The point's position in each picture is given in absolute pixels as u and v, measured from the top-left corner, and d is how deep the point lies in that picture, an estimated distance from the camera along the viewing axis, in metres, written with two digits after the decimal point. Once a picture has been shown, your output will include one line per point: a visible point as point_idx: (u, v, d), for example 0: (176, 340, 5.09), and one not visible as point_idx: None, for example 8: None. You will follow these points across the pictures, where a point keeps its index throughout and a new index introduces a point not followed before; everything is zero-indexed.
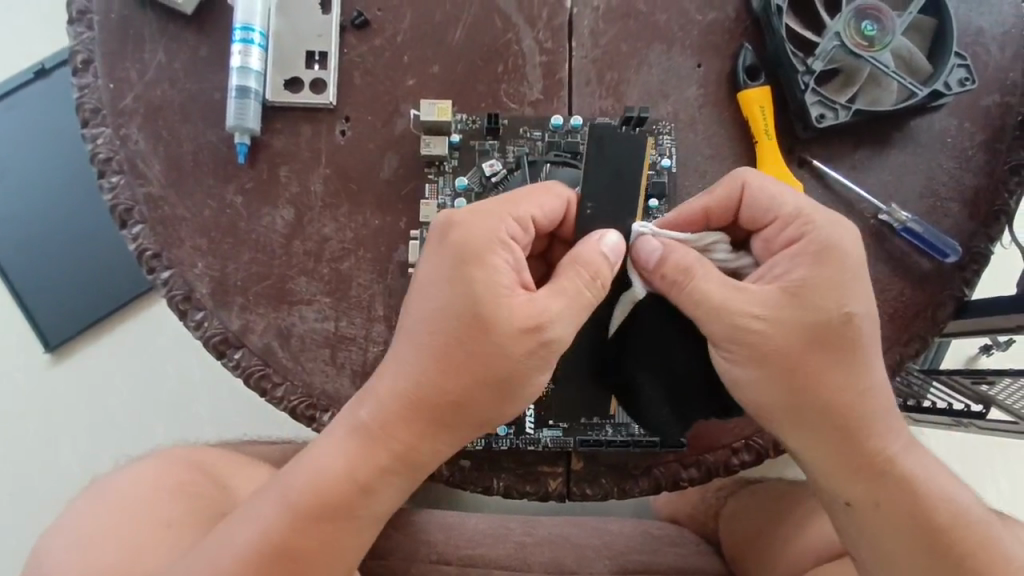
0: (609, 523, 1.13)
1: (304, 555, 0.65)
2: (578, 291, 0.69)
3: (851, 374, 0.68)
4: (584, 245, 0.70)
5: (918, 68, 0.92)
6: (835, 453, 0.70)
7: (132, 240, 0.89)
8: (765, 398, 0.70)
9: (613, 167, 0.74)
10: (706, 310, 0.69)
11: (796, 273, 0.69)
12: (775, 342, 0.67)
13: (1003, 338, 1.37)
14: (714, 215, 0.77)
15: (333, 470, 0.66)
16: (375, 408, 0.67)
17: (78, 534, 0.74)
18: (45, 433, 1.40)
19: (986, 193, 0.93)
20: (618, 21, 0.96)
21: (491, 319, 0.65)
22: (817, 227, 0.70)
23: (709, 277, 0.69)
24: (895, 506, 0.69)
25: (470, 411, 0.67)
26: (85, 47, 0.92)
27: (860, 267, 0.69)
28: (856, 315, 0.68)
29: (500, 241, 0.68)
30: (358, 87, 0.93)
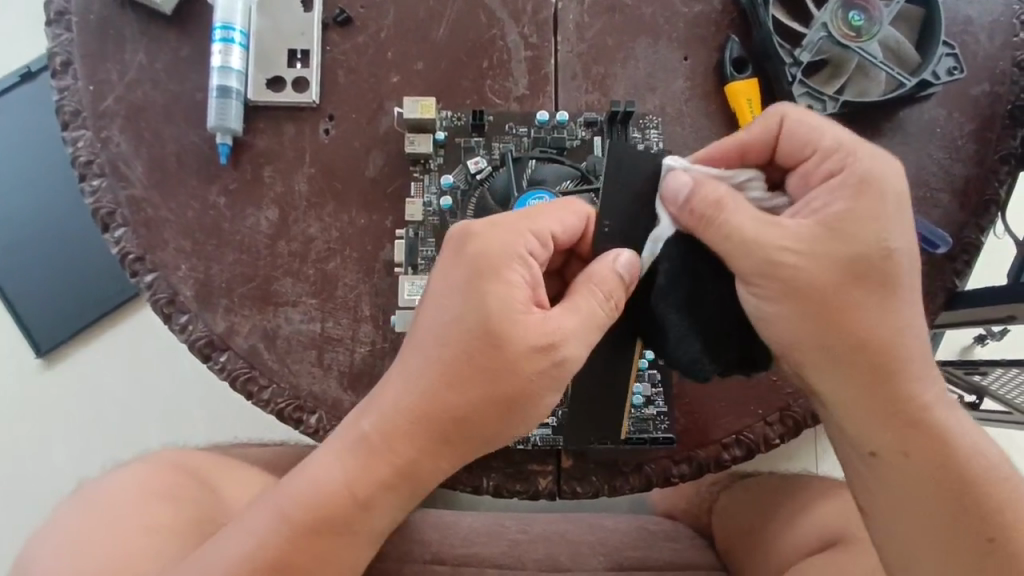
0: (606, 519, 1.12)
1: (301, 569, 0.65)
2: (593, 312, 0.68)
3: (891, 312, 0.66)
4: (601, 264, 0.70)
5: (907, 57, 0.91)
6: (864, 393, 0.67)
7: (115, 243, 0.88)
8: (795, 334, 0.67)
9: (614, 167, 0.73)
10: (735, 244, 0.67)
11: (835, 205, 0.67)
12: (807, 273, 0.65)
13: (997, 328, 1.37)
14: (749, 152, 0.74)
15: (332, 482, 0.66)
16: (378, 418, 0.66)
17: (63, 540, 0.73)
18: (38, 438, 1.39)
19: (976, 182, 0.92)
20: (603, 14, 0.95)
21: (504, 336, 0.65)
22: (859, 160, 0.67)
23: (741, 210, 0.67)
24: (923, 455, 0.67)
25: (476, 428, 0.66)
26: (64, 49, 0.91)
27: (904, 203, 0.67)
28: (897, 252, 0.66)
29: (518, 257, 0.68)
30: (342, 85, 0.92)
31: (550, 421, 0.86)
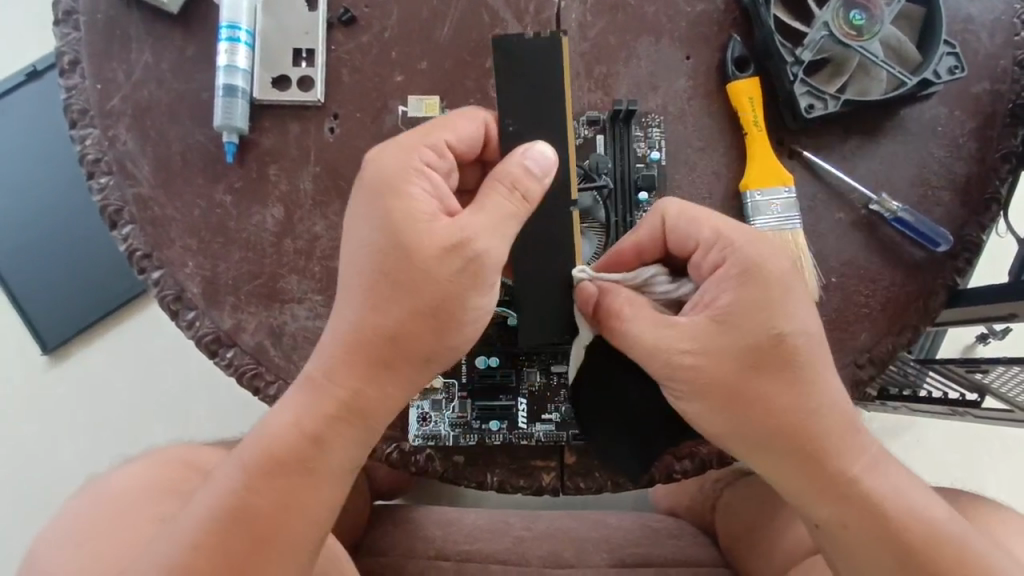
0: (611, 517, 1.14)
1: (263, 515, 0.65)
2: (500, 206, 0.66)
3: (796, 395, 0.67)
4: (505, 159, 0.68)
5: (907, 56, 0.92)
6: (793, 475, 0.69)
7: (123, 241, 0.89)
8: (715, 426, 0.70)
9: (527, 77, 0.72)
10: (640, 350, 0.69)
11: (723, 299, 0.68)
12: (707, 370, 0.67)
13: (999, 327, 1.37)
14: (644, 251, 0.77)
15: (284, 425, 0.67)
16: (319, 358, 0.68)
17: (75, 533, 0.75)
18: (45, 435, 1.40)
19: (976, 181, 0.93)
20: (606, 14, 0.96)
21: (415, 247, 0.65)
22: (736, 249, 0.69)
23: (640, 317, 0.70)
24: (861, 522, 0.67)
25: (411, 345, 0.66)
26: (72, 48, 0.92)
27: (787, 286, 0.67)
28: (789, 336, 0.66)
29: (414, 169, 0.67)
30: (346, 84, 0.93)
31: (553, 417, 0.86)
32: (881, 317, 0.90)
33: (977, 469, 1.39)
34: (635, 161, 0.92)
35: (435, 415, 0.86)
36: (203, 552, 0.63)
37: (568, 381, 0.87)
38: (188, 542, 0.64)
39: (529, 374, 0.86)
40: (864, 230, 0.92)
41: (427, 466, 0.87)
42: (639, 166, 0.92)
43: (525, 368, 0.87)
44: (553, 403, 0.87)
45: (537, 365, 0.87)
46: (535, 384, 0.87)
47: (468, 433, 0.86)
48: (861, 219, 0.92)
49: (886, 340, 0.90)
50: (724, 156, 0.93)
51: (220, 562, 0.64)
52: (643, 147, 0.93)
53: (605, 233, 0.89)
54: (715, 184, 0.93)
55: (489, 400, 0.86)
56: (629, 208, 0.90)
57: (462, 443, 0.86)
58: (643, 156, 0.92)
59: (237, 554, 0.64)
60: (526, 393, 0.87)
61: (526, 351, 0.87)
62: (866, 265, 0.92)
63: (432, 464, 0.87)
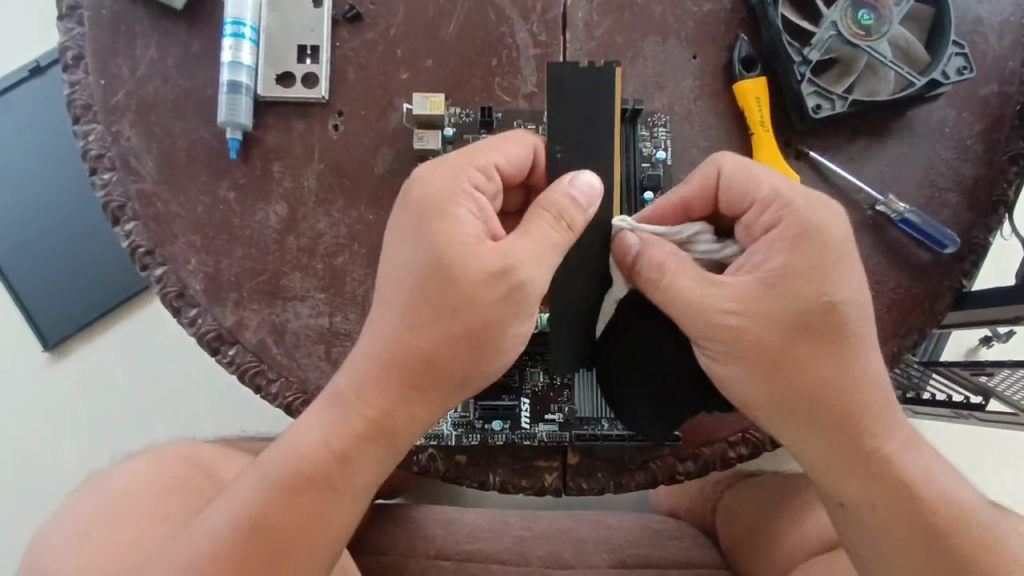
0: (611, 518, 1.13)
1: (283, 529, 0.65)
2: (545, 234, 0.66)
3: (841, 365, 0.66)
4: (553, 186, 0.67)
5: (916, 57, 0.91)
6: (829, 448, 0.68)
7: (125, 237, 0.89)
8: (753, 391, 0.68)
9: (582, 106, 0.71)
10: (679, 307, 0.68)
11: (774, 261, 0.67)
12: (753, 334, 0.66)
13: (1003, 330, 1.37)
14: (693, 206, 0.76)
15: (312, 439, 0.66)
16: (351, 374, 0.67)
17: (76, 529, 0.74)
18: (46, 431, 1.40)
19: (984, 183, 0.92)
20: (613, 12, 0.95)
21: (459, 269, 0.64)
22: (795, 211, 0.67)
23: (681, 272, 0.69)
24: (890, 502, 0.67)
25: (446, 367, 0.66)
26: (76, 44, 0.91)
27: (847, 254, 0.67)
28: (840, 304, 0.65)
29: (462, 191, 0.67)
30: (351, 81, 0.93)
31: (556, 417, 0.86)
32: (886, 319, 0.90)
33: (980, 472, 1.39)
34: (640, 160, 0.92)
35: None
36: (223, 565, 0.63)
37: (571, 381, 0.86)
38: (207, 554, 0.64)
39: (532, 373, 0.86)
40: (870, 231, 0.91)
41: (429, 466, 0.87)
42: (644, 166, 0.91)
43: (529, 368, 0.86)
44: (556, 403, 0.86)
45: (540, 364, 0.86)
46: (538, 384, 0.86)
47: (470, 433, 0.86)
48: (868, 220, 0.92)
49: (891, 342, 0.89)
50: (730, 157, 0.93)
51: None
52: (649, 146, 0.92)
53: None
54: None
55: (492, 400, 0.86)
56: (635, 207, 0.90)
57: (464, 443, 0.86)
58: (649, 156, 0.92)
59: (256, 571, 0.64)
60: (529, 393, 0.86)
61: (530, 351, 0.86)
62: (871, 267, 0.91)
63: (434, 464, 0.87)
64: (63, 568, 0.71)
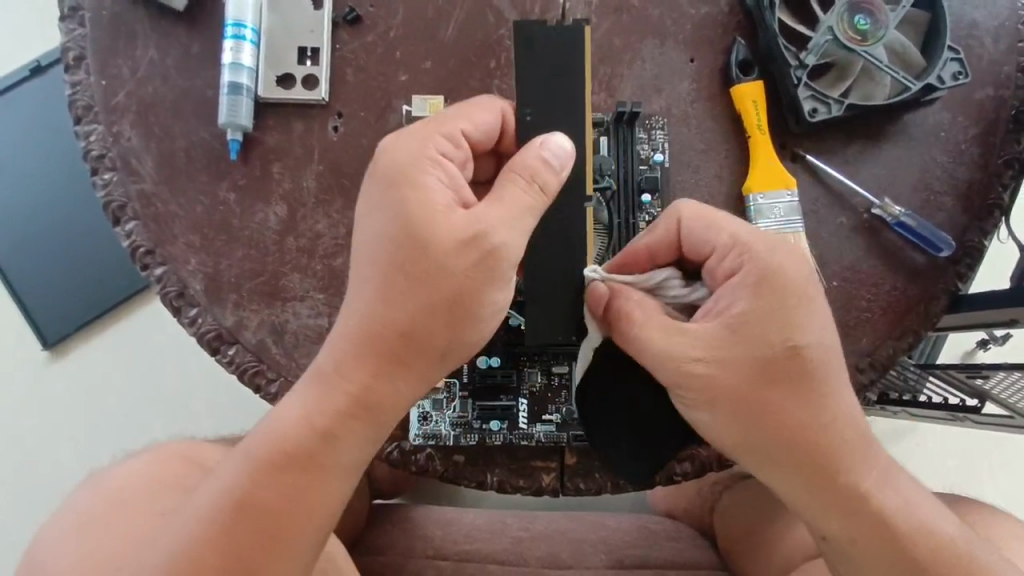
0: (608, 518, 1.14)
1: (269, 510, 0.65)
2: (517, 197, 0.66)
3: (810, 406, 0.67)
4: (524, 150, 0.67)
5: (912, 61, 0.92)
6: (804, 488, 0.69)
7: (126, 237, 0.89)
8: (727, 437, 0.70)
9: (553, 62, 0.72)
10: (649, 357, 0.69)
11: (738, 305, 0.68)
12: (719, 380, 0.67)
13: (1000, 333, 1.38)
14: (658, 254, 0.77)
15: (293, 417, 0.67)
16: (330, 351, 0.68)
17: (75, 527, 0.75)
18: (45, 430, 1.41)
19: (978, 187, 0.93)
20: (611, 15, 0.96)
21: (430, 239, 0.65)
22: (753, 255, 0.69)
23: (651, 322, 0.70)
24: (870, 537, 0.68)
25: (424, 339, 0.66)
26: (78, 44, 0.92)
27: (806, 289, 0.68)
28: (803, 348, 0.67)
29: (430, 159, 0.68)
30: (351, 82, 0.93)
31: (554, 418, 0.86)
32: (882, 321, 0.90)
33: (976, 475, 1.39)
34: (638, 163, 0.92)
35: (436, 414, 0.86)
36: (209, 545, 0.64)
37: (568, 381, 0.87)
38: (190, 536, 0.64)
39: (530, 374, 0.87)
40: (866, 234, 0.92)
41: (427, 465, 0.87)
42: (642, 168, 0.92)
43: (526, 369, 0.87)
44: (553, 404, 0.87)
45: (539, 365, 0.87)
46: (536, 384, 0.87)
47: (469, 433, 0.86)
48: (864, 223, 0.92)
49: (887, 344, 0.90)
50: (728, 159, 0.94)
51: (224, 555, 0.64)
52: (647, 149, 0.93)
53: (608, 235, 0.90)
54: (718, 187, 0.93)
55: (490, 400, 0.86)
56: (632, 211, 0.90)
57: (463, 443, 0.86)
58: (647, 159, 0.92)
59: (243, 551, 0.64)
60: (527, 394, 0.87)
61: (525, 352, 0.86)
62: (868, 270, 0.92)
63: (432, 464, 0.87)
64: (63, 566, 0.72)
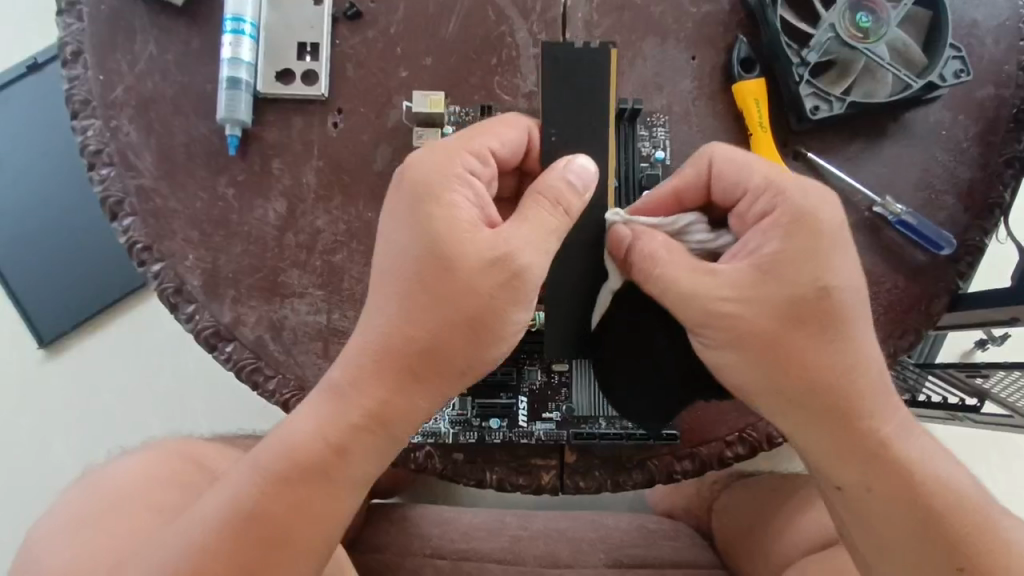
0: (606, 518, 1.14)
1: (281, 522, 0.64)
2: (543, 220, 0.67)
3: (836, 349, 0.67)
4: (549, 172, 0.68)
5: (913, 60, 0.91)
6: (826, 431, 0.69)
7: (123, 233, 0.89)
8: (752, 377, 0.69)
9: (578, 91, 0.71)
10: (676, 296, 0.69)
11: (768, 247, 0.68)
12: (748, 320, 0.67)
13: (998, 333, 1.38)
14: (686, 196, 0.76)
15: (308, 431, 0.66)
16: (345, 365, 0.67)
17: (71, 523, 0.74)
18: (41, 428, 1.40)
19: (980, 185, 0.93)
20: (613, 12, 0.96)
21: (452, 256, 0.65)
22: (788, 199, 0.68)
23: (678, 263, 0.69)
24: (888, 487, 0.67)
25: (444, 356, 0.66)
26: (75, 39, 0.91)
27: (839, 238, 0.68)
28: (833, 289, 0.66)
29: (456, 176, 0.68)
30: (351, 78, 0.93)
31: (554, 416, 0.86)
32: (883, 320, 0.90)
33: (974, 474, 1.39)
34: (639, 160, 0.92)
35: (435, 412, 0.86)
36: (219, 556, 0.63)
37: (569, 379, 0.87)
38: (196, 547, 0.63)
39: (530, 371, 0.86)
40: (867, 232, 0.92)
41: (425, 464, 0.87)
42: (643, 165, 0.92)
43: (526, 368, 0.86)
44: (554, 402, 0.86)
45: (539, 363, 0.86)
46: (536, 383, 0.86)
47: (468, 431, 0.86)
48: (865, 221, 0.92)
49: (888, 343, 0.90)
50: None
51: (229, 566, 0.63)
52: (647, 146, 0.93)
53: None
54: None
55: (490, 398, 0.86)
56: (633, 207, 0.90)
57: (462, 441, 0.86)
58: (648, 156, 0.92)
59: (253, 562, 0.63)
60: (527, 392, 0.86)
61: (527, 350, 0.86)
62: (868, 269, 0.91)
63: (431, 462, 0.87)
64: (58, 564, 0.71)
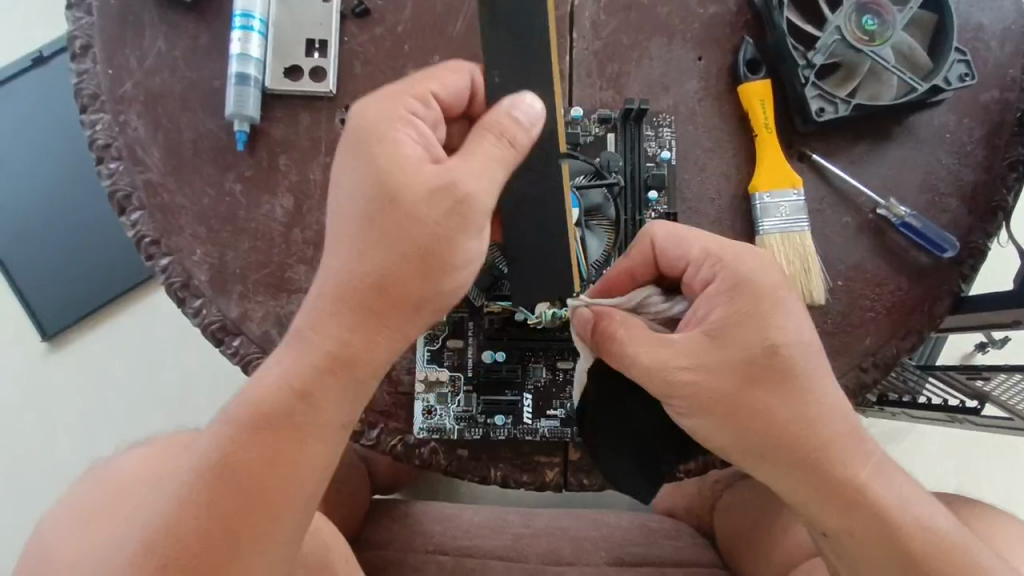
0: (607, 516, 1.14)
1: (248, 471, 0.63)
2: (490, 153, 0.64)
3: (793, 407, 0.67)
4: (492, 108, 0.66)
5: (919, 63, 0.92)
6: (801, 485, 0.69)
7: (131, 227, 0.89)
8: (722, 441, 0.70)
9: (513, 29, 0.70)
10: (638, 370, 0.69)
11: (715, 313, 0.68)
12: (707, 387, 0.67)
13: (998, 336, 1.38)
14: (637, 272, 0.78)
15: (273, 380, 0.65)
16: (307, 312, 0.66)
17: (79, 515, 0.75)
18: (45, 421, 1.40)
19: (983, 188, 0.93)
20: (620, 12, 0.96)
21: (401, 189, 0.63)
22: (726, 265, 0.70)
23: (636, 337, 0.69)
24: (869, 534, 0.67)
25: (401, 289, 0.64)
26: (84, 33, 0.91)
27: (778, 295, 0.68)
28: (782, 347, 0.67)
29: (399, 117, 0.65)
30: (359, 75, 0.93)
31: (558, 413, 0.87)
32: (885, 321, 0.91)
33: (973, 477, 1.40)
34: (645, 160, 0.92)
35: (440, 409, 0.86)
36: (196, 510, 0.63)
37: (574, 377, 0.87)
38: (177, 500, 0.64)
39: (535, 369, 0.87)
40: (871, 234, 0.93)
41: (430, 460, 0.87)
42: (649, 165, 0.92)
43: (531, 365, 0.87)
44: (558, 399, 0.87)
45: (543, 360, 0.87)
46: (540, 380, 0.87)
47: (473, 427, 0.86)
48: (869, 223, 0.93)
49: (890, 344, 0.90)
50: (735, 157, 0.94)
51: (207, 519, 0.63)
52: (654, 146, 0.93)
53: (615, 231, 0.89)
54: (725, 185, 0.93)
55: (495, 394, 0.86)
56: (638, 205, 0.91)
57: (467, 437, 0.86)
58: (654, 156, 0.92)
59: (229, 513, 0.63)
60: (531, 389, 0.87)
61: (532, 347, 0.87)
62: (873, 271, 0.92)
63: (436, 458, 0.87)
64: (64, 555, 0.71)
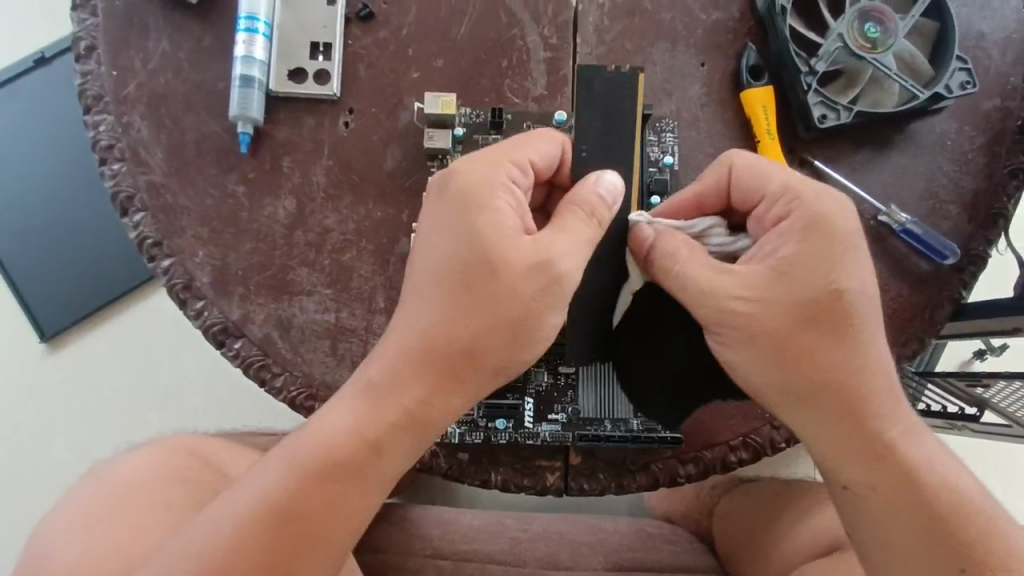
0: (605, 520, 1.14)
1: (315, 516, 0.65)
2: (581, 229, 0.68)
3: (848, 350, 0.68)
4: (581, 185, 0.69)
5: (920, 70, 0.92)
6: (836, 434, 0.69)
7: (133, 228, 0.89)
8: (761, 378, 0.70)
9: (607, 111, 0.74)
10: (690, 293, 0.70)
11: (784, 250, 0.69)
12: (760, 320, 0.68)
13: (997, 343, 1.39)
14: (706, 201, 0.78)
15: (343, 428, 0.66)
16: (382, 363, 0.67)
17: (77, 517, 0.74)
18: (44, 423, 1.40)
19: (984, 196, 0.94)
20: (623, 18, 0.96)
21: (499, 264, 0.65)
22: (803, 203, 0.70)
23: (695, 260, 0.71)
24: (893, 489, 0.68)
25: (483, 356, 0.66)
26: (89, 34, 0.92)
27: (856, 243, 0.68)
28: (847, 292, 0.67)
29: (501, 185, 0.68)
30: (362, 78, 0.93)
31: (559, 417, 0.87)
32: (886, 327, 0.91)
33: None
34: (648, 165, 0.92)
35: None
36: (250, 550, 0.63)
37: (575, 381, 0.87)
38: (232, 536, 0.63)
39: (536, 373, 0.87)
40: (871, 241, 0.93)
41: (431, 463, 0.87)
42: (652, 170, 0.92)
43: (533, 369, 0.87)
44: (559, 403, 0.87)
45: (544, 364, 0.87)
46: (542, 385, 0.87)
47: (475, 431, 0.86)
48: (870, 230, 0.93)
49: (890, 350, 0.90)
50: None
51: (265, 555, 0.63)
52: (656, 151, 0.93)
53: None
54: None
55: (497, 399, 0.86)
56: (641, 210, 0.90)
57: (467, 441, 0.86)
58: (656, 161, 0.93)
59: (282, 555, 0.63)
60: (532, 393, 0.87)
61: None
62: (874, 277, 0.92)
63: (437, 461, 0.87)
64: (65, 562, 0.70)
